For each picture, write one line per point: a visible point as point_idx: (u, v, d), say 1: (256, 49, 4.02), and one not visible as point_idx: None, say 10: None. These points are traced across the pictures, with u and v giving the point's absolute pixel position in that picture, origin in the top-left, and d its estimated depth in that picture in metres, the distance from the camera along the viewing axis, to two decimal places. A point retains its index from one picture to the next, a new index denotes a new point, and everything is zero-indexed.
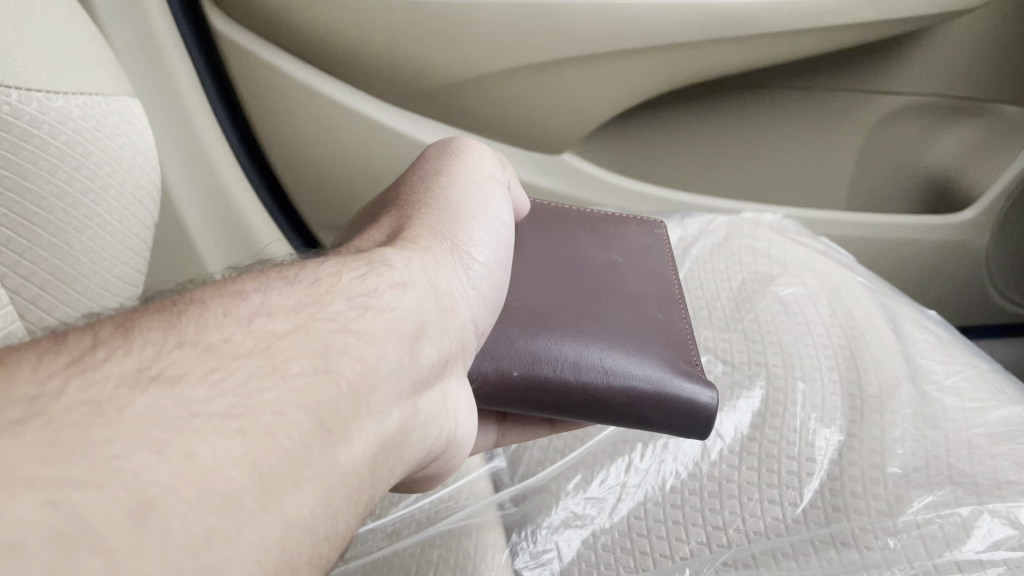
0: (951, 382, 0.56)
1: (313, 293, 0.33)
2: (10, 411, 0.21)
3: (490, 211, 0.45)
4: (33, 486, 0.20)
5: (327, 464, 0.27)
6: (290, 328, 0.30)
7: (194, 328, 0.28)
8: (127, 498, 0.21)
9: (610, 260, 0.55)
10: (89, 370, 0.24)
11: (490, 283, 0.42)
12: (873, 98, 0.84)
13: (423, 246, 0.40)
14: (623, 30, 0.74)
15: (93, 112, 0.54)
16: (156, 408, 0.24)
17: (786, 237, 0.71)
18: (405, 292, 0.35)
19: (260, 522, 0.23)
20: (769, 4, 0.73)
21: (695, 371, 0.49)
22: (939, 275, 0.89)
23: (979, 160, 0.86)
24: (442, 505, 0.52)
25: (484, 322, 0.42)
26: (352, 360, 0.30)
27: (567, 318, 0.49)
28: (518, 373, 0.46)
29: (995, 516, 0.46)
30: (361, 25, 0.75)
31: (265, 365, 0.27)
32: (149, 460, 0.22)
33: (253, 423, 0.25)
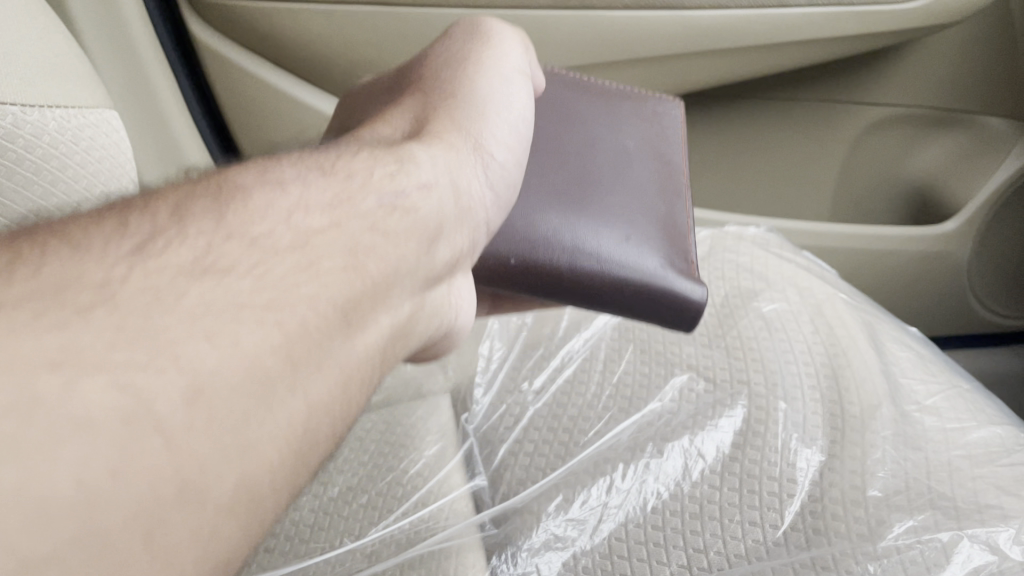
0: (932, 403, 0.56)
1: (346, 189, 0.34)
2: (83, 294, 0.23)
3: (517, 113, 0.46)
4: (103, 370, 0.22)
5: (347, 356, 0.29)
6: (324, 226, 0.31)
7: (239, 220, 0.29)
8: (181, 386, 0.23)
9: (617, 146, 0.56)
10: (151, 257, 0.25)
11: (505, 189, 0.44)
12: (856, 109, 0.85)
13: (449, 144, 0.40)
14: (609, 43, 0.74)
15: (67, 126, 0.54)
16: (208, 298, 0.25)
17: (769, 251, 0.71)
18: (430, 194, 0.37)
19: (288, 406, 0.26)
20: (755, 18, 0.73)
21: (689, 267, 0.51)
22: (922, 287, 0.89)
23: (962, 172, 0.84)
24: (421, 526, 0.52)
25: (496, 218, 0.44)
26: (376, 259, 0.32)
27: (570, 206, 0.50)
28: (516, 259, 0.48)
29: (974, 542, 0.47)
30: (343, 36, 0.74)
31: (303, 262, 0.29)
32: (202, 347, 0.24)
33: (291, 315, 0.27)
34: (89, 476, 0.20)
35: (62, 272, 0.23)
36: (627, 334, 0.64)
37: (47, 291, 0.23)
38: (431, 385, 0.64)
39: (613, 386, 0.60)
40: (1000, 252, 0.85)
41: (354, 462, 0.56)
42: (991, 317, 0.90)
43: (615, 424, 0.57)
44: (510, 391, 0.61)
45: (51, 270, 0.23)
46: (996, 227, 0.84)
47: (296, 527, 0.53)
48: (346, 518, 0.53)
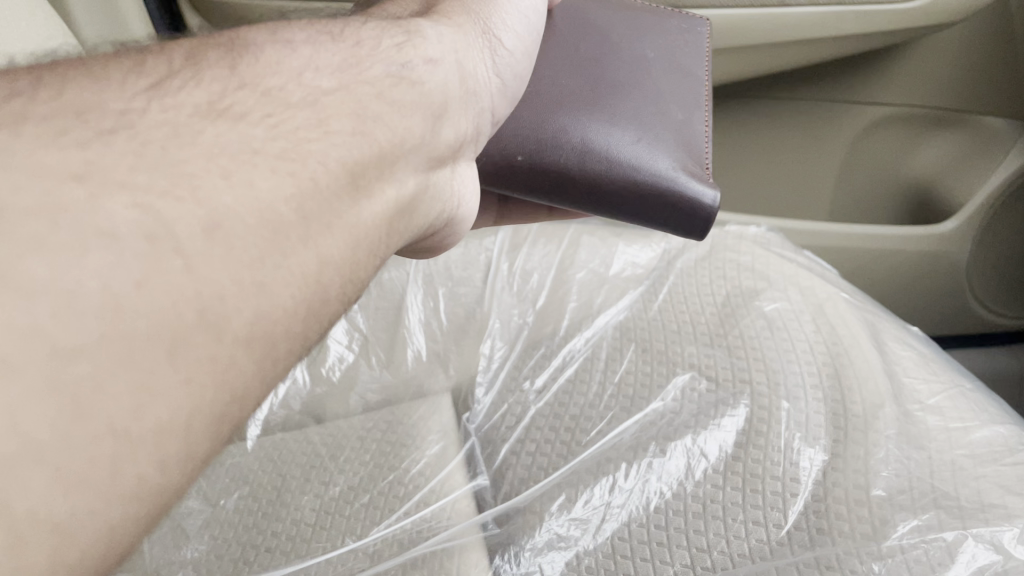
0: (935, 401, 0.56)
1: (356, 54, 0.34)
2: (103, 123, 0.25)
3: (529, 8, 0.44)
4: (125, 191, 0.23)
5: (358, 220, 0.30)
6: (332, 87, 0.32)
7: (253, 73, 0.30)
8: (197, 217, 0.24)
9: (639, 54, 0.56)
10: (166, 96, 0.27)
11: (513, 84, 0.43)
12: (851, 108, 0.86)
13: (459, 28, 0.40)
14: None
15: None
16: (223, 138, 0.27)
17: (770, 251, 0.71)
18: (437, 70, 0.36)
19: (302, 257, 0.27)
20: (755, 17, 0.73)
21: (699, 171, 0.53)
22: (922, 287, 0.89)
23: (959, 168, 0.84)
24: (424, 526, 0.52)
25: (503, 106, 0.43)
26: (384, 129, 0.32)
27: (584, 108, 0.51)
28: (522, 156, 0.50)
29: (979, 541, 0.47)
30: None
31: (314, 118, 0.30)
32: (217, 183, 0.26)
33: (302, 168, 0.28)
34: (113, 284, 0.22)
35: (84, 101, 0.26)
36: (627, 334, 0.63)
37: (70, 114, 0.25)
38: (431, 384, 0.63)
39: (615, 386, 0.59)
40: (999, 249, 0.85)
41: (356, 462, 0.56)
42: (989, 316, 0.90)
43: (617, 424, 0.57)
44: (511, 390, 0.61)
45: (74, 94, 0.26)
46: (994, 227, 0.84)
47: (298, 526, 0.52)
48: (348, 517, 0.53)
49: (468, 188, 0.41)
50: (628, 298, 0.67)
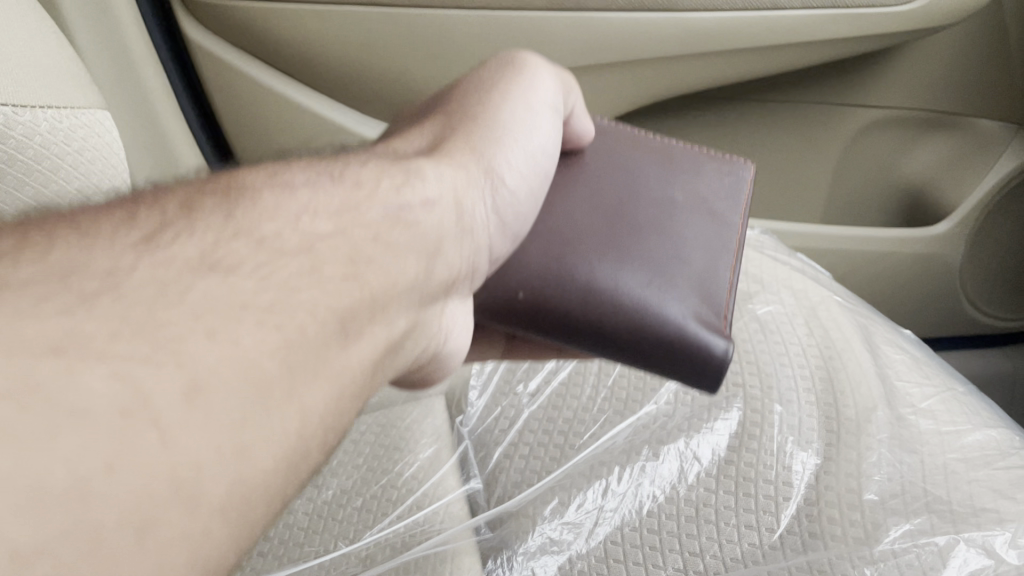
0: (927, 406, 0.56)
1: (352, 196, 0.32)
2: (87, 283, 0.23)
3: (542, 142, 0.42)
4: (102, 360, 0.21)
5: (344, 364, 0.28)
6: (328, 232, 0.30)
7: (249, 219, 0.28)
8: (180, 381, 0.22)
9: (668, 193, 0.49)
10: (158, 250, 0.25)
11: (512, 223, 0.41)
12: (847, 113, 0.85)
13: (462, 175, 0.38)
14: (604, 44, 0.74)
15: (59, 128, 0.53)
16: (211, 299, 0.24)
17: (764, 253, 0.71)
18: (434, 209, 0.35)
19: (285, 413, 0.25)
20: (752, 19, 0.73)
21: (720, 322, 0.45)
22: (914, 287, 0.89)
23: (954, 173, 0.85)
24: (417, 530, 0.52)
25: (502, 244, 0.41)
26: (377, 271, 0.31)
27: (591, 250, 0.44)
28: (523, 294, 0.44)
29: (971, 546, 0.47)
30: (339, 39, 0.74)
31: (307, 267, 0.28)
32: (200, 341, 0.23)
33: (290, 324, 0.26)
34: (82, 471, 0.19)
35: (68, 260, 0.24)
36: None
37: (54, 277, 0.23)
38: None
39: (608, 390, 0.60)
40: (991, 250, 0.86)
41: (349, 465, 0.56)
42: (983, 319, 0.91)
43: (610, 427, 0.57)
44: (505, 393, 0.61)
45: (61, 233, 0.25)
46: (989, 227, 0.84)
47: (290, 531, 0.52)
48: (340, 521, 0.53)
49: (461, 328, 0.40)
50: None
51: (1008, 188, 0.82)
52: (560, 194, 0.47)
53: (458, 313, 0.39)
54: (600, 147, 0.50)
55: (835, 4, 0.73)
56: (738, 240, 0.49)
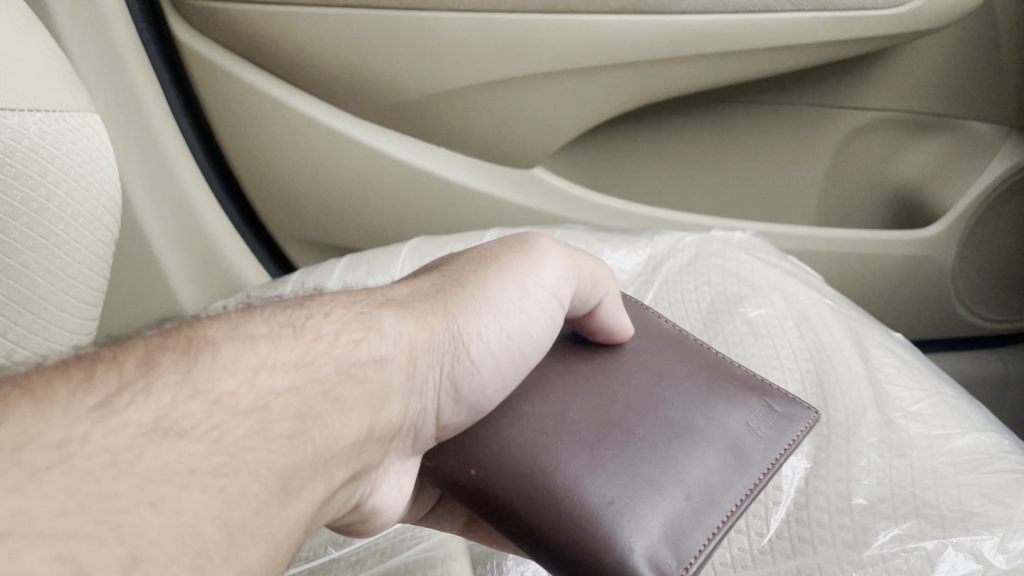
0: (917, 409, 0.56)
1: (311, 349, 0.36)
2: (40, 457, 0.26)
3: (528, 318, 0.44)
4: (46, 542, 0.23)
5: (281, 523, 0.31)
6: (283, 388, 0.34)
7: (206, 376, 0.32)
8: (122, 552, 0.25)
9: (681, 416, 0.46)
10: (110, 416, 0.28)
11: (478, 389, 0.43)
12: (840, 114, 0.84)
13: (421, 345, 0.40)
14: (589, 45, 0.74)
15: (49, 130, 0.53)
16: (158, 465, 0.28)
17: (755, 256, 0.70)
18: (386, 367, 0.39)
19: (222, 575, 0.27)
20: (739, 22, 0.73)
21: (671, 556, 0.40)
22: (907, 291, 0.89)
23: (945, 176, 0.86)
24: (407, 535, 0.52)
25: (460, 410, 0.44)
26: (323, 428, 0.35)
27: (567, 454, 0.43)
28: (475, 473, 0.44)
29: (958, 551, 0.47)
30: (326, 43, 0.74)
31: (256, 428, 0.32)
32: (146, 515, 0.26)
33: (233, 483, 0.29)
34: None
35: (25, 428, 0.26)
36: None
37: (8, 448, 0.25)
38: None
39: None
40: (981, 252, 0.86)
41: None
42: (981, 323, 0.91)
43: None
44: None
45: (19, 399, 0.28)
46: (988, 227, 0.85)
47: None
48: (331, 525, 0.53)
49: (405, 485, 0.44)
50: None
51: (1006, 187, 0.83)
52: (564, 381, 0.47)
53: (397, 471, 0.43)
54: (639, 348, 0.50)
55: (822, 7, 0.73)
56: (753, 481, 0.44)
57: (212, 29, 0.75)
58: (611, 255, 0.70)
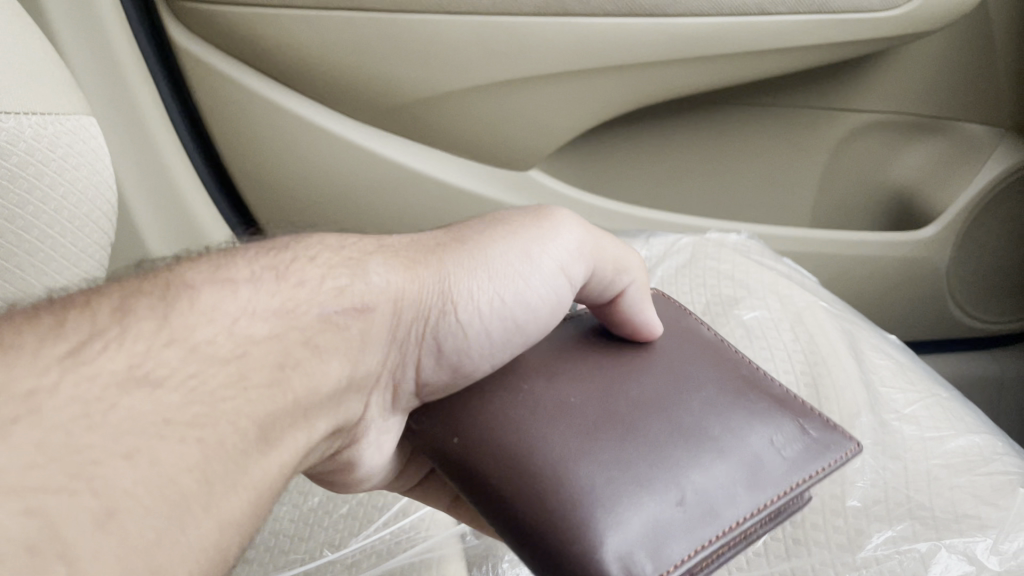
0: (911, 411, 0.56)
1: (294, 296, 0.38)
2: (9, 407, 0.26)
3: (527, 284, 0.44)
4: (15, 496, 0.24)
5: (260, 474, 0.32)
6: (264, 335, 0.35)
7: (183, 323, 0.33)
8: (95, 505, 0.26)
9: (695, 422, 0.43)
10: (83, 362, 0.29)
11: (464, 350, 0.43)
12: (837, 115, 0.84)
13: (405, 294, 0.41)
14: (586, 47, 0.74)
15: (45, 133, 0.53)
16: (133, 414, 0.29)
17: (750, 258, 0.70)
18: (367, 315, 0.40)
19: (200, 526, 0.29)
20: (737, 23, 0.73)
21: (639, 556, 0.37)
22: (902, 292, 0.89)
23: (941, 177, 0.86)
24: (403, 537, 0.52)
25: (442, 368, 0.44)
26: (303, 376, 0.36)
27: (560, 434, 0.41)
28: (457, 440, 0.43)
29: (952, 552, 0.47)
30: (324, 45, 0.74)
31: (235, 373, 0.33)
32: (120, 467, 0.27)
33: (211, 432, 0.30)
34: None
35: None
36: None
37: None
38: None
39: None
40: (976, 253, 0.87)
41: None
42: (980, 324, 0.91)
43: None
44: None
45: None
46: (986, 227, 0.85)
47: (276, 538, 0.52)
48: (326, 530, 0.53)
49: (386, 442, 0.45)
50: None
51: (1004, 185, 0.83)
52: (572, 362, 0.46)
53: (378, 429, 0.44)
54: (669, 348, 0.48)
55: (815, 10, 0.73)
56: (762, 501, 0.41)
57: (203, 27, 0.74)
58: None
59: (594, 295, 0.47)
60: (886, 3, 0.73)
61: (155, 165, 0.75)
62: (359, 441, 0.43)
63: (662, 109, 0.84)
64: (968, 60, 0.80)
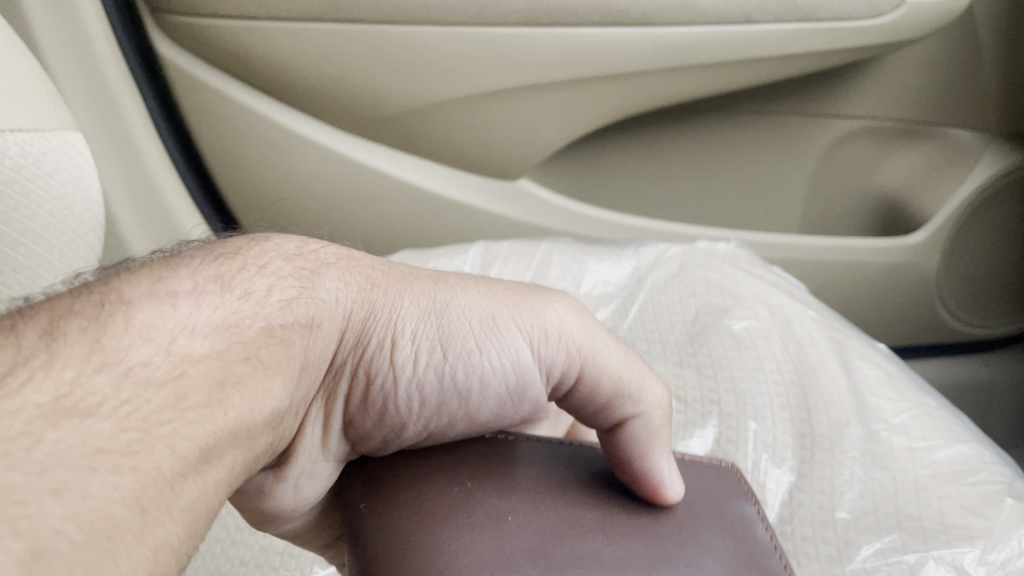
0: (899, 421, 0.56)
1: (238, 308, 0.33)
2: None
3: (481, 348, 0.39)
4: None
5: (195, 493, 0.28)
6: (203, 353, 0.31)
7: (116, 344, 0.29)
8: (19, 548, 0.22)
9: (626, 545, 0.35)
10: (6, 396, 0.25)
11: (397, 404, 0.39)
12: (823, 123, 0.85)
13: (349, 313, 0.38)
14: (573, 57, 0.74)
15: (30, 151, 0.53)
16: (64, 445, 0.25)
17: (739, 267, 0.70)
18: (313, 332, 0.36)
19: (135, 553, 0.25)
20: (725, 34, 0.73)
21: None
22: (888, 297, 0.89)
23: (927, 184, 0.86)
24: None
25: (373, 414, 0.39)
26: (245, 393, 0.32)
27: (462, 518, 0.35)
28: (361, 501, 0.38)
29: (940, 564, 0.47)
30: (306, 56, 0.74)
31: (172, 396, 0.29)
32: (48, 502, 0.23)
33: (146, 459, 0.27)
34: None
35: None
36: None
37: None
38: None
39: None
40: (967, 258, 0.87)
41: None
42: (978, 330, 0.91)
43: None
44: None
45: None
46: (978, 232, 0.86)
47: (266, 555, 0.53)
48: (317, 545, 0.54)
49: (309, 486, 0.41)
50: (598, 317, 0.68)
51: (1004, 184, 0.83)
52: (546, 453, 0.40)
53: (302, 469, 0.41)
54: (693, 510, 0.38)
55: (803, 18, 0.73)
56: None
57: (186, 38, 0.74)
58: (596, 269, 0.71)
59: (593, 411, 0.42)
60: (871, 11, 0.74)
61: (137, 169, 0.74)
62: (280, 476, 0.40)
63: (652, 120, 0.84)
64: (955, 66, 0.80)
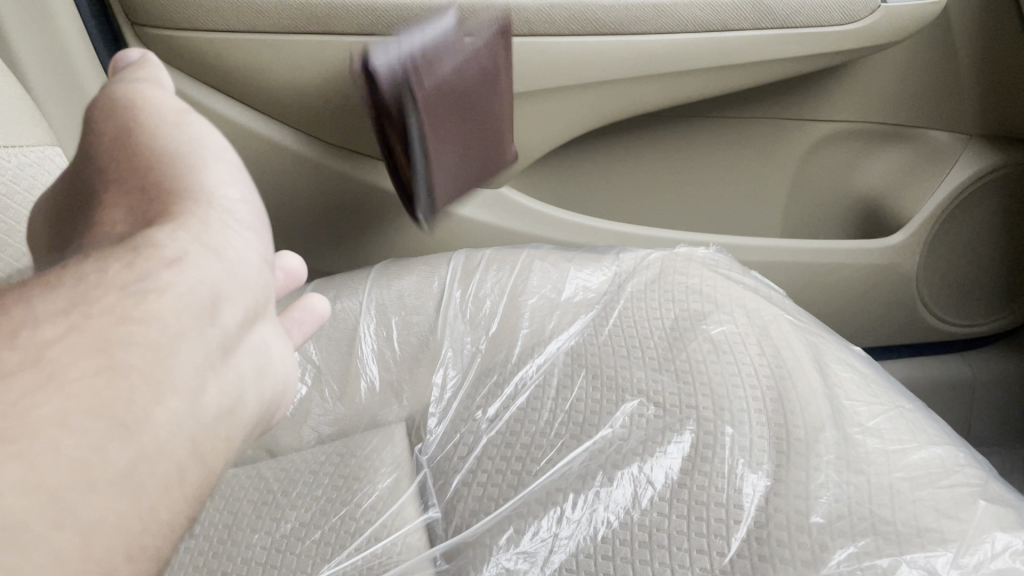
0: (874, 424, 0.57)
1: (81, 290, 0.31)
2: None
3: (133, 138, 0.38)
4: None
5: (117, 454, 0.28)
6: (61, 333, 0.29)
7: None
8: None
9: None
10: None
11: (223, 218, 0.36)
12: (800, 126, 0.86)
13: (117, 238, 0.34)
14: (552, 66, 0.75)
15: (6, 165, 0.55)
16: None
17: (718, 272, 0.72)
18: (186, 272, 0.32)
19: (49, 542, 0.25)
20: (700, 41, 0.74)
21: None
22: (870, 294, 0.88)
23: (906, 186, 0.87)
24: (375, 562, 0.52)
25: (264, 259, 0.37)
26: (138, 350, 0.30)
27: None
28: None
29: (913, 568, 0.47)
30: (289, 68, 0.74)
31: (46, 376, 0.27)
32: None
33: (32, 446, 0.26)
34: None
35: None
36: (578, 359, 0.64)
37: None
38: (386, 414, 0.64)
39: (566, 413, 0.60)
40: (950, 260, 0.87)
41: (308, 497, 0.57)
42: (961, 331, 0.92)
43: (567, 452, 0.57)
44: (463, 419, 0.62)
45: None
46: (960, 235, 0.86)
47: (248, 565, 0.53)
48: (298, 554, 0.53)
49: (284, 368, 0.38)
50: (579, 322, 0.68)
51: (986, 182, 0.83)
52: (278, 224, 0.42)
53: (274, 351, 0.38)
54: None
55: (779, 25, 0.75)
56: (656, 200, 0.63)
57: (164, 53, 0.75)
58: (577, 276, 0.72)
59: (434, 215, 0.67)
60: (847, 17, 0.75)
61: None
62: (251, 438, 0.37)
63: (633, 123, 0.85)
64: (928, 70, 0.81)
